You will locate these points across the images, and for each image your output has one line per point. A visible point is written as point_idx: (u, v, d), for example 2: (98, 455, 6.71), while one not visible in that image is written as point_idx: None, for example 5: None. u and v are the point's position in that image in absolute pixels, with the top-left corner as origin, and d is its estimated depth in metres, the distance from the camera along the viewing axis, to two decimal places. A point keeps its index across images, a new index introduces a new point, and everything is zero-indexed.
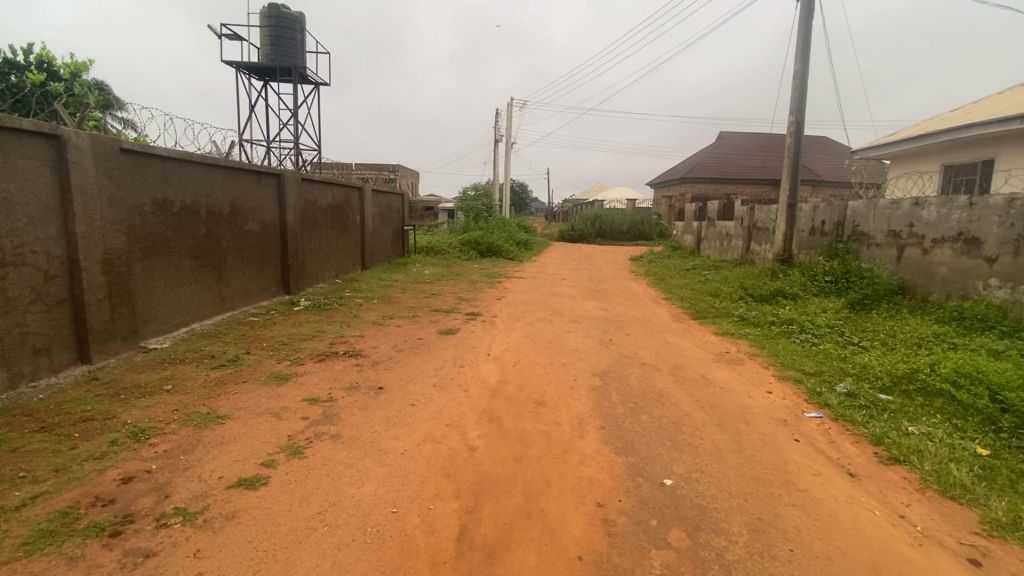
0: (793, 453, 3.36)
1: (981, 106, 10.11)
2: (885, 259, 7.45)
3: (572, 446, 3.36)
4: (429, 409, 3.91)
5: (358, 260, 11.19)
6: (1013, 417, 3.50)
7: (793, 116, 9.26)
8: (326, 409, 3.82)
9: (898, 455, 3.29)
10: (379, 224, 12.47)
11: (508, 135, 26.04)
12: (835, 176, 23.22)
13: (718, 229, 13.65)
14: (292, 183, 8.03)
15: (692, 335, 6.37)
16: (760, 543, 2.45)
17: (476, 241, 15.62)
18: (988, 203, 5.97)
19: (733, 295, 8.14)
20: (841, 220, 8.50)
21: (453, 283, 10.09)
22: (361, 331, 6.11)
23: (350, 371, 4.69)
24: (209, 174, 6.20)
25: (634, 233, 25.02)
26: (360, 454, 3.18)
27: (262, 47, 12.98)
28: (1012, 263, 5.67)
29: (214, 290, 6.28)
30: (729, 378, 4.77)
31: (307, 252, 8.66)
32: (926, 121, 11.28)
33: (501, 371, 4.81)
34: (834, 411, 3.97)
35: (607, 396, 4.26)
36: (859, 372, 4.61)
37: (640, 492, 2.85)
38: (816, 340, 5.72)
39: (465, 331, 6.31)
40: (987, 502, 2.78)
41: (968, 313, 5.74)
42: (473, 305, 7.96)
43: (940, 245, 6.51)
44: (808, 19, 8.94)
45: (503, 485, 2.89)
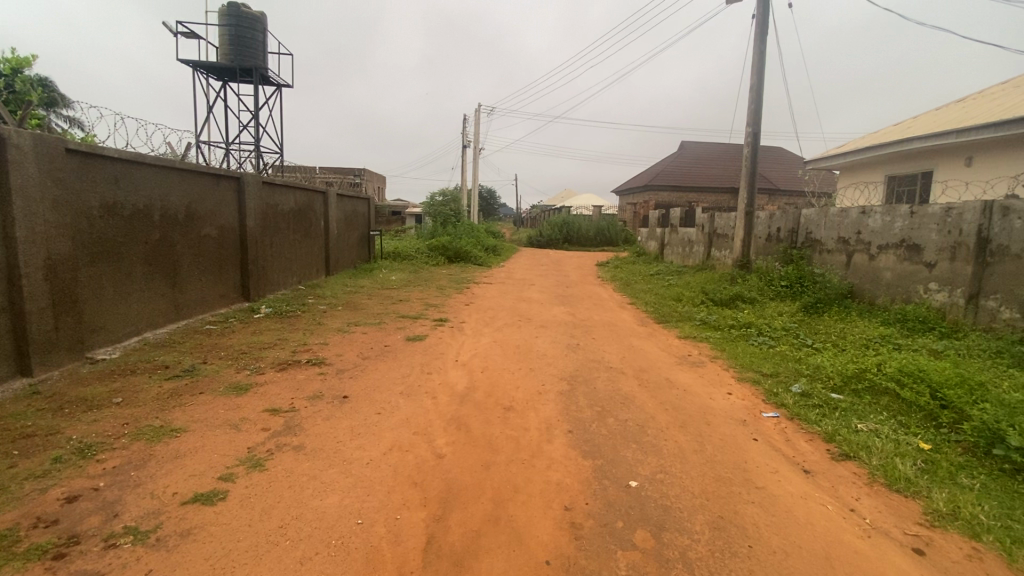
0: (751, 452, 3.48)
1: (921, 122, 10.79)
2: (835, 265, 7.83)
3: (540, 451, 3.38)
4: (395, 417, 3.85)
5: (322, 266, 10.94)
6: (951, 413, 3.74)
7: (750, 127, 9.64)
8: (288, 420, 3.71)
9: (848, 451, 3.46)
10: (344, 228, 12.24)
11: (476, 142, 26.05)
12: (789, 185, 24.28)
13: (680, 236, 14.03)
14: (252, 187, 7.80)
15: (656, 339, 6.51)
16: (721, 541, 2.53)
17: (443, 247, 15.53)
18: (927, 212, 6.35)
19: (694, 299, 8.39)
20: (795, 228, 8.89)
21: (420, 289, 9.99)
22: (325, 339, 5.96)
23: (312, 380, 4.57)
24: (163, 176, 5.96)
25: (601, 239, 25.46)
26: (324, 465, 3.10)
27: (220, 47, 12.60)
28: (949, 268, 6.03)
29: (168, 297, 6.02)
30: (692, 381, 4.89)
31: (268, 257, 8.42)
32: (870, 134, 11.96)
33: (469, 378, 4.79)
34: (790, 411, 4.12)
35: (574, 400, 4.31)
36: (812, 373, 4.82)
37: (606, 494, 2.90)
38: (773, 342, 5.95)
39: (433, 337, 6.25)
40: (929, 494, 2.95)
41: (911, 316, 6.09)
42: (441, 311, 7.91)
43: (885, 251, 6.90)
44: (762, 36, 9.36)
45: (471, 491, 2.88)
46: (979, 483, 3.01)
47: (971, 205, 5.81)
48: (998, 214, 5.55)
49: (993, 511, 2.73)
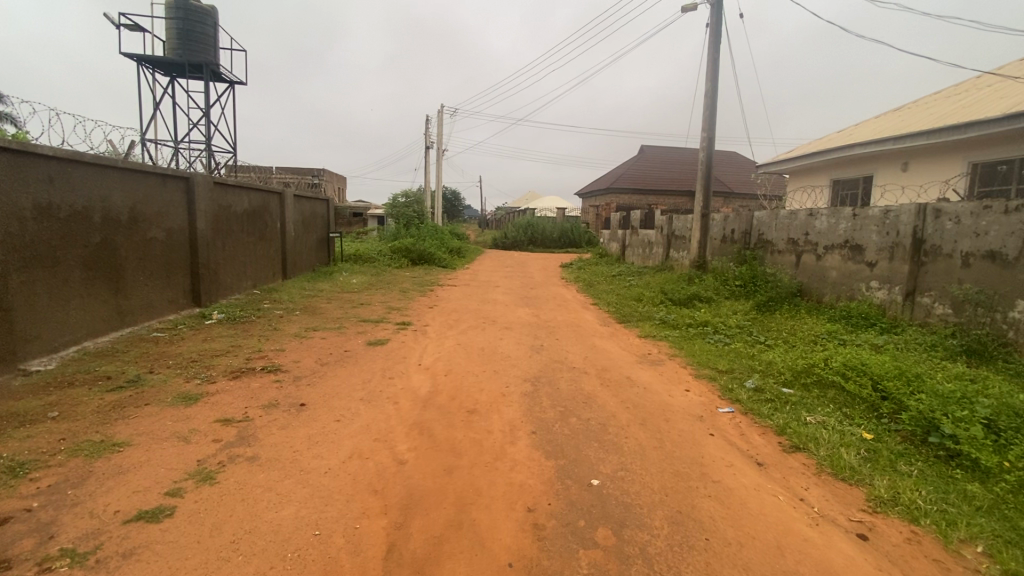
0: (708, 447, 3.58)
1: (862, 129, 11.43)
2: (786, 265, 8.19)
3: (503, 453, 3.37)
4: (355, 424, 3.77)
5: (278, 269, 10.59)
6: (891, 404, 3.96)
7: (705, 132, 9.96)
8: (241, 430, 3.57)
9: (798, 443, 3.61)
10: (301, 231, 11.89)
11: (440, 143, 25.84)
12: (743, 188, 25.26)
13: (640, 237, 14.33)
14: (203, 187, 7.49)
15: (619, 339, 6.61)
16: (679, 535, 2.59)
17: (406, 249, 15.32)
18: (868, 214, 6.72)
19: (654, 299, 8.59)
20: (747, 229, 9.25)
21: (382, 292, 9.82)
22: (281, 345, 5.76)
23: (267, 388, 4.41)
24: (105, 175, 5.65)
25: (565, 241, 25.73)
26: (279, 476, 3.00)
27: (168, 40, 12.05)
28: (889, 267, 6.40)
29: (111, 304, 5.70)
30: (652, 379, 5.00)
31: (220, 260, 8.08)
32: (816, 141, 12.57)
33: (432, 382, 4.73)
34: (743, 406, 4.28)
35: (538, 401, 4.33)
36: (764, 369, 5.02)
37: (568, 494, 2.92)
38: (728, 340, 6.16)
39: (395, 341, 6.15)
40: (871, 481, 3.12)
41: (854, 313, 6.44)
42: (404, 314, 7.80)
43: (831, 251, 7.27)
44: (716, 44, 9.69)
45: (433, 497, 2.85)
46: (916, 470, 3.20)
47: (906, 207, 6.19)
48: (931, 216, 5.93)
49: (928, 496, 2.91)
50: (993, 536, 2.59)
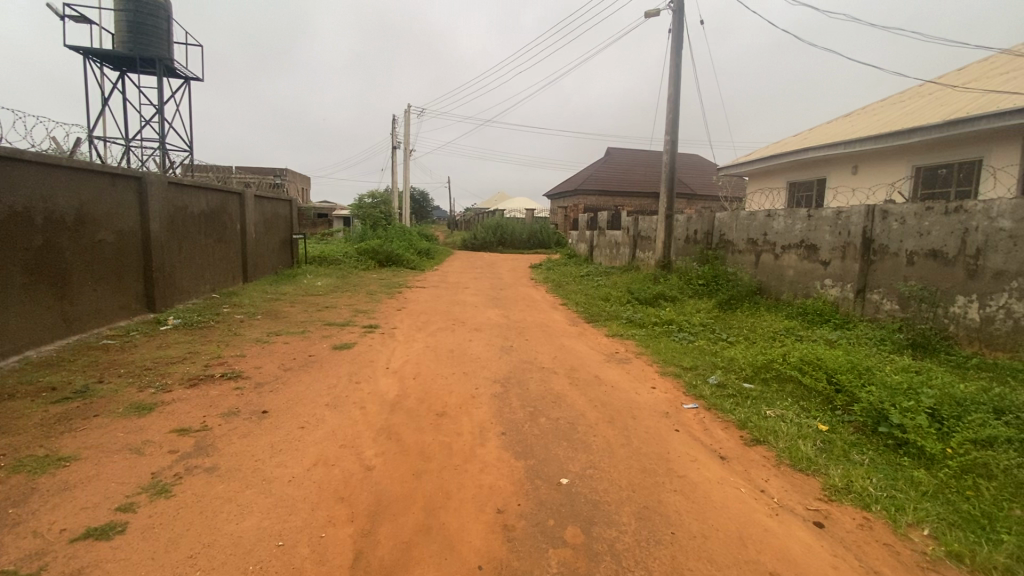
0: (674, 443, 3.66)
1: (815, 133, 11.91)
2: (745, 265, 8.45)
3: (473, 455, 3.36)
4: (321, 430, 3.68)
5: (239, 271, 10.25)
6: (844, 396, 4.14)
7: (669, 135, 10.20)
8: (199, 440, 3.43)
9: (758, 436, 3.74)
10: (263, 232, 11.54)
11: (406, 143, 25.55)
12: (706, 190, 25.94)
13: (607, 238, 14.54)
14: (156, 187, 7.17)
15: (587, 339, 6.68)
16: (645, 530, 2.64)
17: (373, 251, 15.07)
18: (822, 215, 7.02)
19: (622, 298, 8.74)
20: (710, 230, 9.52)
21: (348, 295, 9.64)
22: (242, 351, 5.58)
23: (227, 396, 4.25)
24: (48, 174, 5.34)
25: (534, 242, 25.88)
26: (240, 486, 2.90)
27: (117, 34, 11.51)
28: (841, 266, 6.69)
29: (55, 310, 5.38)
30: (620, 378, 5.08)
31: (175, 263, 7.75)
32: (773, 144, 13.04)
33: (400, 385, 4.67)
34: (707, 402, 4.39)
35: (507, 402, 4.33)
36: (727, 365, 5.18)
37: (538, 494, 2.93)
38: (692, 337, 6.32)
39: (361, 345, 6.04)
40: (827, 471, 3.25)
41: (810, 310, 6.73)
42: (371, 317, 7.67)
43: (788, 251, 7.55)
44: (677, 50, 9.93)
45: (401, 502, 2.81)
46: (868, 459, 3.36)
47: (857, 209, 6.49)
48: (879, 217, 6.24)
49: (879, 483, 3.06)
50: (938, 519, 2.74)
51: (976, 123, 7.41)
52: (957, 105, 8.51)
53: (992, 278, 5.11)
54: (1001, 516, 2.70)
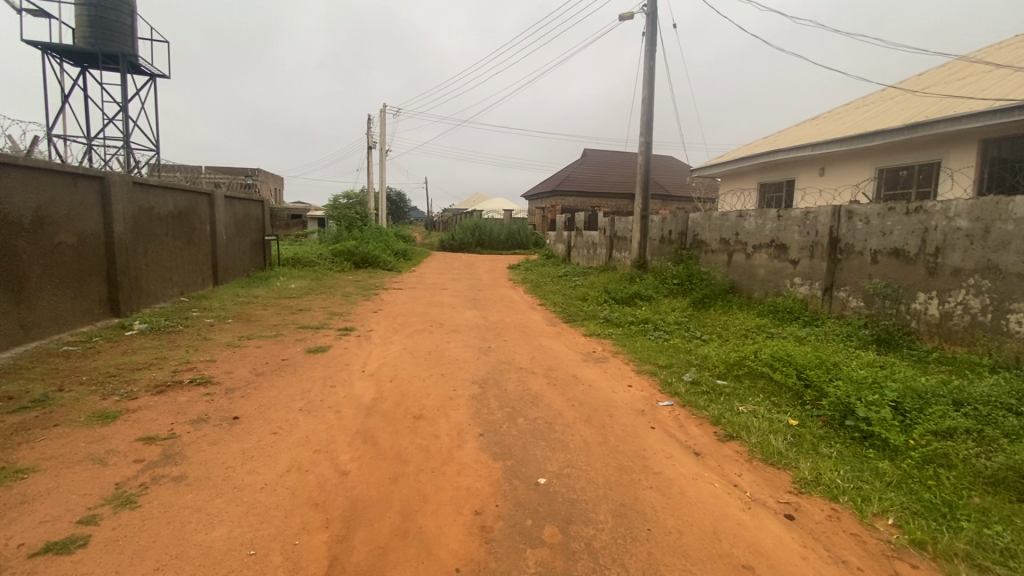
0: (650, 440, 3.71)
1: (785, 136, 12.23)
2: (718, 264, 8.62)
3: (450, 457, 3.34)
4: (294, 435, 3.61)
5: (209, 274, 9.98)
6: (813, 391, 4.26)
7: (644, 137, 10.34)
8: (166, 448, 3.32)
9: (731, 432, 3.82)
10: (234, 234, 11.26)
11: (383, 143, 25.28)
12: (680, 191, 26.36)
13: (585, 238, 14.65)
14: (120, 187, 6.93)
15: (564, 338, 6.72)
16: (622, 527, 2.66)
17: (349, 252, 14.87)
18: (791, 215, 7.21)
19: (598, 297, 8.81)
20: (684, 230, 9.67)
21: (324, 297, 9.49)
22: (212, 355, 5.43)
23: (197, 402, 4.13)
24: (2, 174, 5.12)
25: (512, 242, 25.90)
26: (210, 494, 2.82)
27: (77, 28, 11.08)
28: (810, 264, 6.89)
29: (11, 316, 5.15)
30: (597, 376, 5.12)
31: (141, 266, 7.50)
32: (745, 146, 13.34)
33: (376, 388, 4.61)
34: (682, 399, 4.47)
35: (485, 403, 4.32)
36: (701, 362, 5.28)
37: (516, 494, 2.93)
38: (668, 336, 6.42)
39: (337, 348, 5.95)
40: (797, 464, 3.34)
41: (780, 308, 6.91)
42: (347, 320, 7.56)
43: (759, 250, 7.74)
44: (651, 53, 10.08)
45: (377, 507, 2.77)
46: (836, 452, 3.46)
47: (824, 209, 6.69)
48: (845, 217, 6.44)
49: (846, 475, 3.16)
50: (902, 508, 2.84)
51: (935, 126, 7.73)
52: (916, 109, 8.86)
53: (950, 275, 5.33)
54: (960, 504, 2.82)
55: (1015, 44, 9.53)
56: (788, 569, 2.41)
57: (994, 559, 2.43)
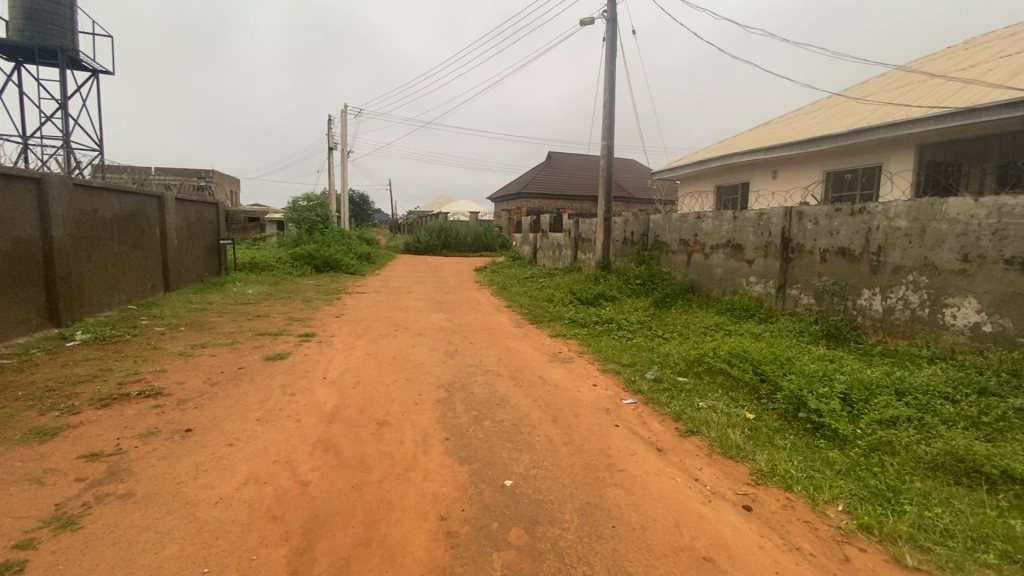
0: (614, 438, 3.76)
1: (740, 140, 12.69)
2: (678, 264, 8.85)
3: (415, 463, 3.30)
4: (252, 446, 3.48)
5: (159, 280, 9.52)
6: (768, 385, 4.42)
7: (606, 140, 10.52)
8: (112, 465, 3.15)
9: (692, 427, 3.92)
10: (186, 237, 10.80)
11: (344, 143, 24.78)
12: (642, 194, 26.95)
13: (550, 240, 14.78)
14: (60, 189, 6.54)
15: (531, 340, 6.74)
16: (588, 525, 2.70)
17: (309, 256, 14.49)
18: (746, 216, 7.48)
19: (564, 298, 8.90)
20: (645, 232, 9.88)
21: (283, 303, 9.21)
22: (163, 366, 5.18)
23: (146, 415, 3.93)
24: None
25: (478, 245, 25.83)
26: (161, 511, 2.69)
27: (10, 20, 10.40)
28: (764, 263, 7.16)
29: None
30: (563, 377, 5.16)
31: (83, 272, 7.09)
32: (702, 150, 13.77)
33: (339, 395, 4.51)
34: (644, 396, 4.56)
35: (451, 407, 4.28)
36: (663, 360, 5.41)
37: (482, 498, 2.92)
38: (631, 335, 6.55)
39: (296, 355, 5.78)
40: (754, 456, 3.46)
41: (737, 306, 7.16)
42: (308, 325, 7.36)
43: (716, 250, 7.98)
44: (612, 58, 10.27)
45: (340, 516, 2.71)
46: (789, 443, 3.61)
47: (776, 211, 6.98)
48: (795, 218, 6.73)
49: (800, 465, 3.30)
50: (851, 495, 2.99)
51: (877, 132, 8.19)
52: (859, 115, 9.36)
53: (892, 272, 5.65)
54: (903, 488, 2.99)
55: (946, 55, 10.19)
56: (747, 559, 2.49)
57: (934, 540, 2.59)
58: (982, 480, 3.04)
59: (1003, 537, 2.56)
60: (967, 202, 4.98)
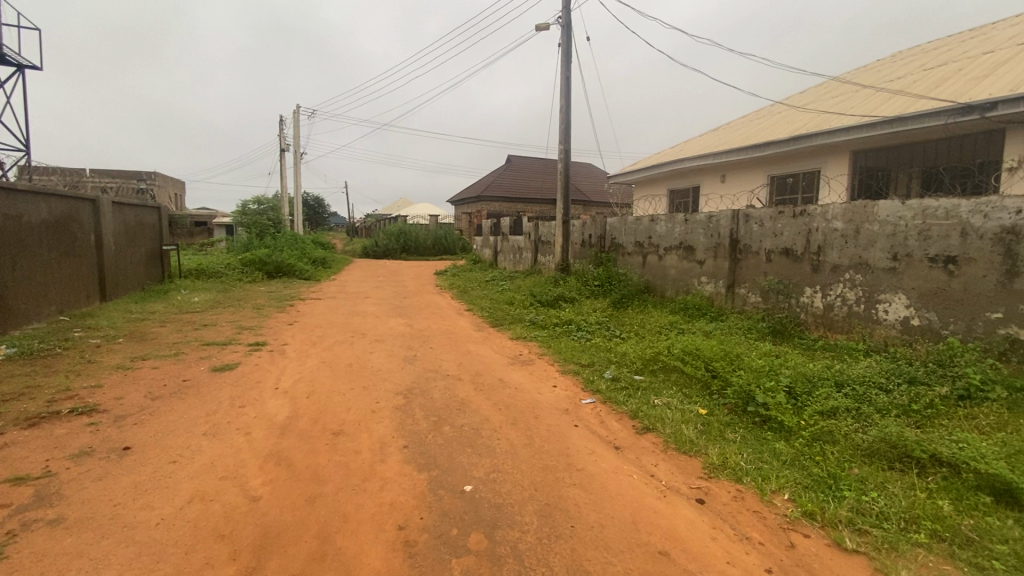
0: (573, 438, 3.82)
1: (691, 145, 13.15)
2: (634, 266, 9.07)
3: (372, 473, 3.23)
4: (197, 462, 3.32)
5: (95, 288, 8.94)
6: (720, 381, 4.59)
7: (562, 144, 10.66)
8: (40, 489, 2.93)
9: (647, 424, 4.02)
10: (125, 243, 10.20)
11: (297, 145, 24.04)
12: (600, 197, 27.46)
13: (510, 243, 14.84)
14: None
15: (492, 343, 6.74)
16: (547, 526, 2.72)
17: (260, 261, 13.94)
18: (697, 219, 7.75)
19: (524, 301, 8.95)
20: (602, 234, 10.08)
21: (232, 310, 8.83)
22: (99, 380, 4.87)
23: (79, 434, 3.68)
24: None
25: (438, 248, 25.62)
26: (96, 536, 2.52)
27: None
28: (714, 264, 7.44)
29: None
30: (523, 379, 5.19)
31: (7, 282, 6.57)
32: (656, 155, 14.17)
33: (292, 406, 4.36)
34: (603, 395, 4.64)
35: (410, 414, 4.22)
36: (620, 359, 5.52)
37: (441, 504, 2.89)
38: (589, 335, 6.66)
39: (247, 365, 5.56)
40: (706, 450, 3.58)
41: (690, 305, 7.40)
42: (259, 334, 7.09)
43: (670, 252, 8.24)
44: (567, 63, 10.44)
45: (292, 532, 2.61)
46: (739, 436, 3.76)
47: (725, 213, 7.27)
48: (742, 220, 7.03)
49: (749, 457, 3.44)
50: (795, 484, 3.14)
51: (816, 138, 8.66)
52: (799, 123, 9.88)
53: (831, 271, 5.98)
54: (843, 475, 3.17)
55: (876, 68, 10.92)
56: (700, 551, 2.58)
57: (870, 522, 2.75)
58: (912, 464, 3.26)
59: (931, 517, 2.75)
60: (896, 205, 5.34)
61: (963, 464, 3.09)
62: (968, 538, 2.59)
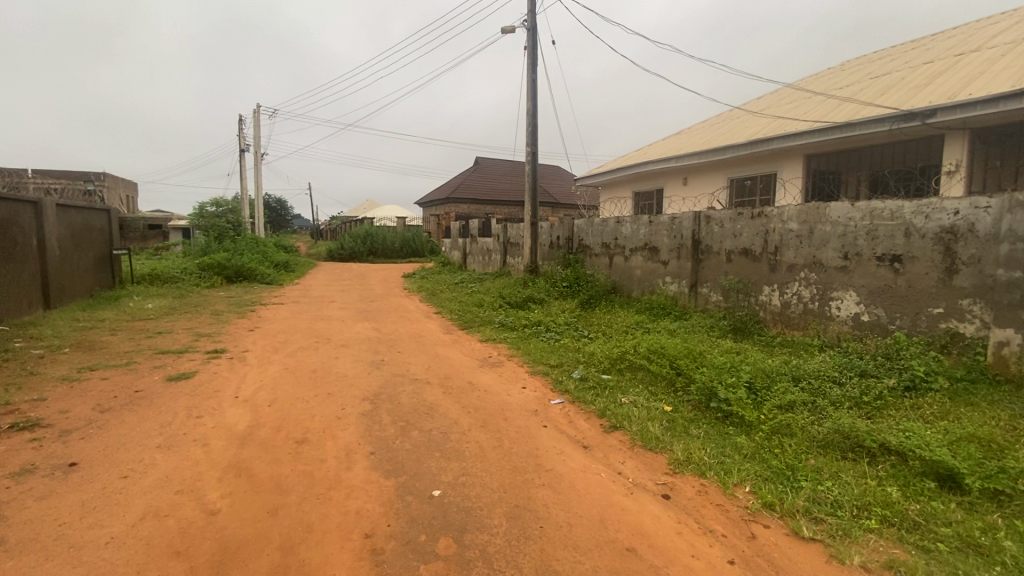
0: (542, 439, 3.83)
1: (655, 148, 13.44)
2: (601, 266, 9.20)
3: (338, 481, 3.16)
4: (152, 477, 3.17)
5: (38, 295, 8.44)
6: (684, 378, 4.70)
7: (530, 147, 10.71)
8: None
9: (615, 423, 4.08)
10: (72, 248, 9.67)
11: (258, 145, 23.33)
12: (567, 199, 27.74)
13: (479, 245, 14.81)
14: None
15: (461, 345, 6.71)
16: (516, 528, 2.72)
17: (219, 265, 13.46)
18: (661, 220, 7.92)
19: (493, 303, 8.95)
20: (569, 236, 10.19)
21: (189, 317, 8.49)
22: (42, 392, 4.59)
23: (20, 451, 3.46)
24: None
25: (406, 251, 25.33)
26: (38, 560, 2.37)
27: None
28: (678, 264, 7.62)
29: None
30: (492, 381, 5.19)
31: None
32: (621, 158, 14.42)
33: (253, 415, 4.22)
34: (571, 395, 4.68)
35: (377, 419, 4.16)
36: (588, 359, 5.59)
37: (409, 510, 2.86)
38: (558, 336, 6.72)
39: (204, 373, 5.35)
40: (671, 447, 3.66)
41: (656, 305, 7.55)
42: (217, 341, 6.84)
43: (635, 253, 8.40)
44: (533, 66, 10.51)
45: (253, 545, 2.53)
46: (703, 431, 3.86)
47: (687, 214, 7.46)
48: (704, 222, 7.22)
49: (712, 452, 3.53)
50: (756, 476, 3.25)
51: (773, 142, 8.99)
52: (757, 127, 10.25)
53: (787, 270, 6.22)
54: (799, 466, 3.30)
55: (827, 76, 11.44)
56: (666, 546, 2.63)
57: (826, 511, 2.87)
58: (863, 454, 3.42)
59: (881, 503, 2.90)
60: (846, 206, 5.60)
61: (910, 452, 3.27)
62: (914, 523, 2.74)
